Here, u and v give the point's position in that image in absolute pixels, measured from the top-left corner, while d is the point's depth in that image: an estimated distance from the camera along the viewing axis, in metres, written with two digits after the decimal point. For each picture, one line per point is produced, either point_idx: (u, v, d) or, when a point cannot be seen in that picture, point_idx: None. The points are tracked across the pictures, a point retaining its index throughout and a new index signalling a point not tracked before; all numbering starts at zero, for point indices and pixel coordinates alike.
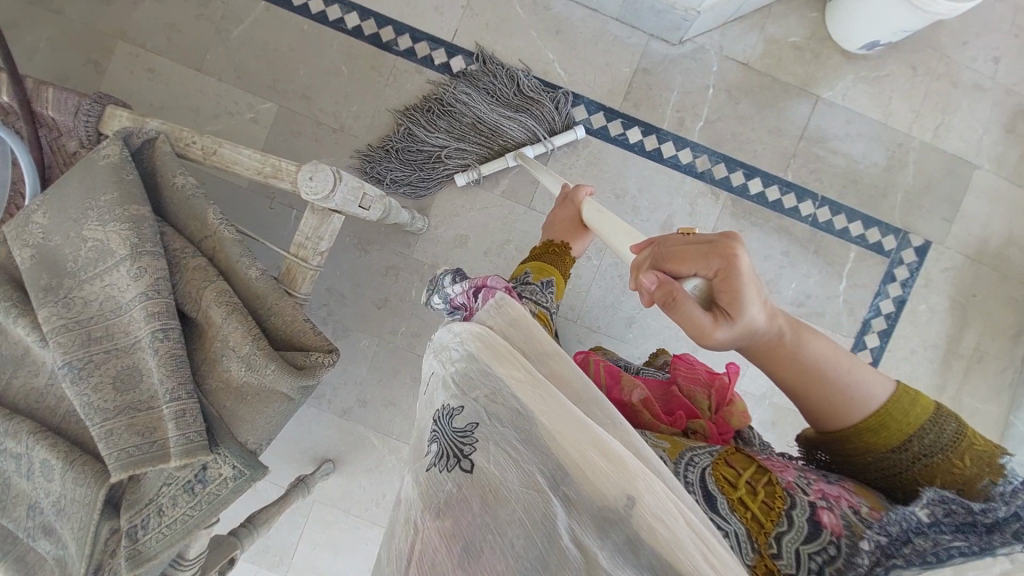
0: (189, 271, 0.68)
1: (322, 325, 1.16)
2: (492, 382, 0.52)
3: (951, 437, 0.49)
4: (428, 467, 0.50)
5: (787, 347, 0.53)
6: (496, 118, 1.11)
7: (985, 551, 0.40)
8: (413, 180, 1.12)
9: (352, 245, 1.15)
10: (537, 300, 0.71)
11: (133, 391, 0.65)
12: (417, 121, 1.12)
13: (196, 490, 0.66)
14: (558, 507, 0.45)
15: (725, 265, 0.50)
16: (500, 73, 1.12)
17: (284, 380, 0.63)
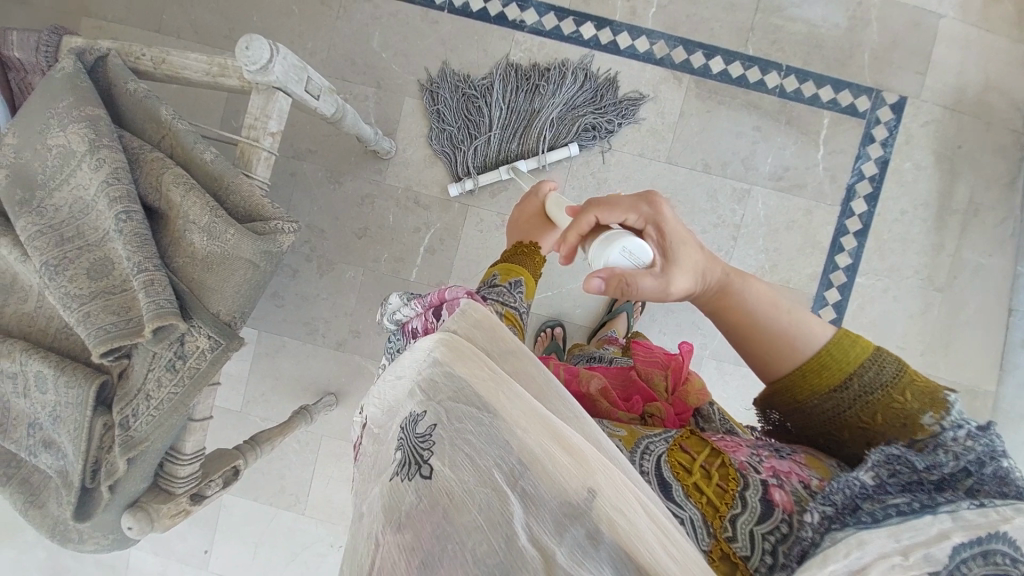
0: (148, 164, 0.71)
1: (307, 261, 1.19)
2: (452, 380, 0.47)
3: (891, 375, 0.50)
4: (391, 476, 0.43)
5: (723, 293, 0.57)
6: (545, 122, 1.14)
7: (926, 510, 0.40)
8: (448, 120, 1.15)
9: (324, 179, 1.18)
10: (505, 302, 0.68)
11: (106, 277, 0.68)
12: (507, 79, 1.15)
13: (177, 367, 0.68)
14: (516, 503, 0.40)
15: (655, 218, 0.57)
16: (601, 94, 1.14)
17: (246, 242, 0.66)
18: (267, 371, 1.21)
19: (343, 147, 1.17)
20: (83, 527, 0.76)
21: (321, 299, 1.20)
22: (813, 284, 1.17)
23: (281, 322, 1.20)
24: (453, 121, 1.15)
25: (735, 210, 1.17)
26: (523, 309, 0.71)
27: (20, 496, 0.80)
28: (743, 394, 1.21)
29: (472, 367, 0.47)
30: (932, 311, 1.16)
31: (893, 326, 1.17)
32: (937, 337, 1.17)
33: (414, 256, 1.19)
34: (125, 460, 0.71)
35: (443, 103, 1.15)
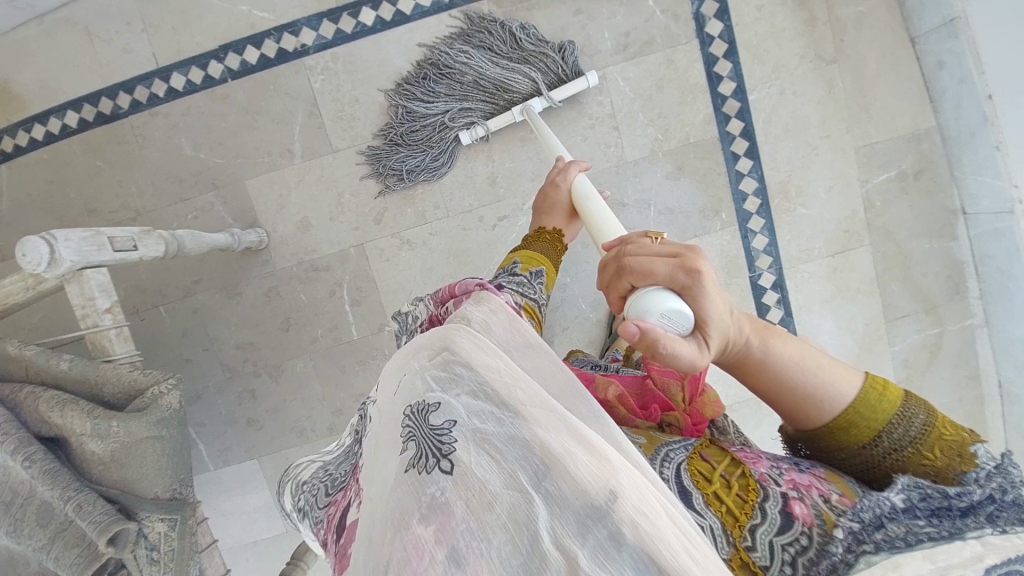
0: (19, 403, 0.70)
1: (258, 376, 1.18)
2: (468, 383, 0.47)
3: (919, 429, 0.48)
4: (406, 466, 0.44)
5: (752, 353, 0.51)
6: (495, 70, 1.05)
7: (955, 536, 0.41)
8: (427, 155, 1.10)
9: (224, 296, 1.15)
10: (525, 292, 0.65)
11: (52, 520, 0.67)
12: (412, 96, 1.08)
13: (155, 559, 0.69)
14: (538, 503, 0.40)
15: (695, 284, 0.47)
16: (495, 28, 1.05)
17: (135, 422, 0.65)
18: None
19: (223, 259, 1.14)
20: None
21: (291, 400, 1.20)
22: (712, 126, 1.11)
23: (271, 440, 1.21)
24: (428, 151, 1.09)
25: (601, 101, 1.10)
26: (541, 300, 0.67)
27: None
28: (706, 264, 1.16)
29: (494, 368, 0.48)
30: (836, 85, 1.10)
31: (808, 121, 1.11)
32: (854, 106, 1.11)
33: (345, 317, 1.17)
34: None
35: (403, 162, 1.10)
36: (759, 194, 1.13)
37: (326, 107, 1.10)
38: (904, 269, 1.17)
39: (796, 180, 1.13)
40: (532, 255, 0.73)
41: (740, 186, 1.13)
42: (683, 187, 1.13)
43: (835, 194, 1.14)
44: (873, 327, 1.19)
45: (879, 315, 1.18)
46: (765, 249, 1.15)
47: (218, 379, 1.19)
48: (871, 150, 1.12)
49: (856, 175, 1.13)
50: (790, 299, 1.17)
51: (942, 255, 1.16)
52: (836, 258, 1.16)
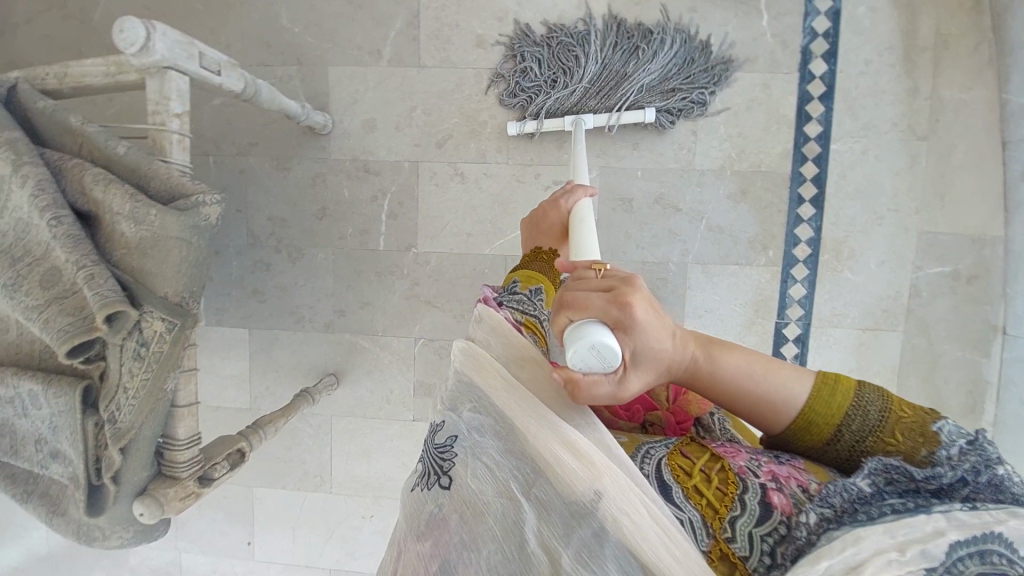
0: (70, 173, 0.72)
1: (277, 253, 1.21)
2: (471, 395, 0.50)
3: (877, 417, 0.49)
4: (413, 485, 0.48)
5: (700, 364, 0.51)
6: (651, 80, 1.08)
7: (919, 510, 0.41)
8: (538, 75, 1.10)
9: (272, 167, 1.18)
10: (524, 309, 0.59)
11: (57, 285, 0.70)
12: (600, 32, 1.09)
13: (143, 353, 0.71)
14: (527, 507, 0.45)
15: (626, 318, 0.45)
16: (705, 61, 1.08)
17: (170, 218, 0.67)
18: (267, 365, 1.25)
19: (281, 134, 1.17)
20: (103, 518, 0.82)
21: (301, 286, 1.22)
22: (787, 162, 1.10)
23: (269, 317, 1.23)
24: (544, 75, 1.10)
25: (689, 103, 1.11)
26: (546, 317, 0.61)
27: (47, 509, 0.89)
28: (737, 294, 1.15)
29: (490, 382, 0.50)
30: (919, 163, 1.09)
31: (880, 189, 1.10)
32: (928, 190, 1.09)
33: (377, 225, 1.19)
34: (119, 450, 0.75)
35: (526, 62, 1.10)
36: (811, 244, 1.12)
37: (427, 23, 1.12)
38: (928, 367, 1.14)
39: (851, 243, 1.12)
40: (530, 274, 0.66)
41: (795, 230, 1.12)
42: (740, 212, 1.12)
43: (885, 269, 1.12)
44: None
45: None
46: (800, 300, 1.14)
47: (240, 243, 1.22)
48: (933, 238, 1.11)
49: (911, 258, 1.11)
50: (808, 358, 1.16)
51: (970, 366, 1.13)
52: (866, 333, 1.14)
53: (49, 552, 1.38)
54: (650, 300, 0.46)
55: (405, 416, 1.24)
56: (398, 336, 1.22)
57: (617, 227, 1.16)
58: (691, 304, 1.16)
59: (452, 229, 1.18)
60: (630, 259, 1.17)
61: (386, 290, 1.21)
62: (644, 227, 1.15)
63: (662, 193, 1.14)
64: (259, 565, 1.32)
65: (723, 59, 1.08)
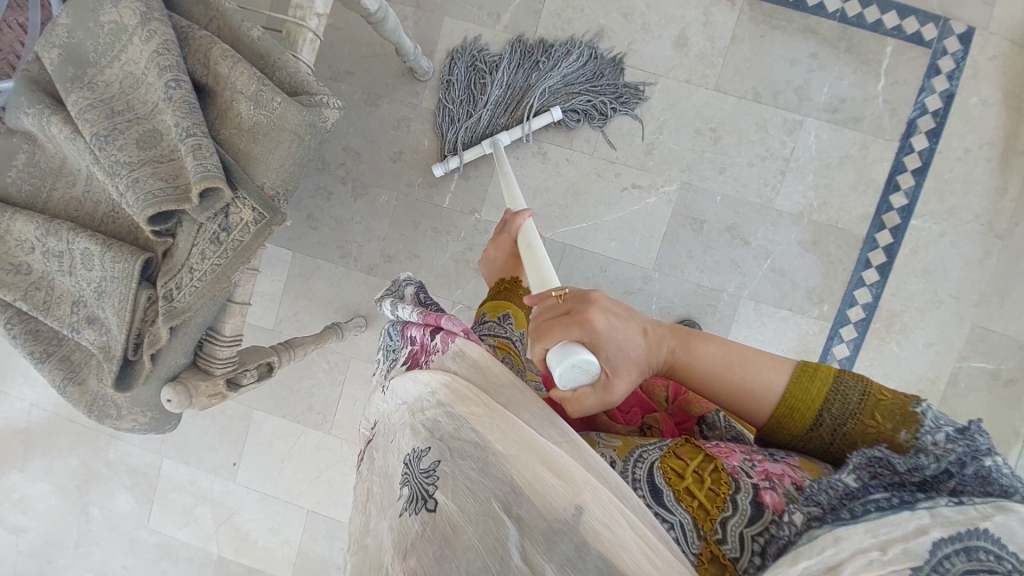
0: (196, 43, 0.71)
1: (342, 183, 1.20)
2: (454, 416, 0.51)
3: (858, 400, 0.52)
4: (397, 511, 0.48)
5: (678, 358, 0.57)
6: (575, 96, 1.11)
7: (905, 507, 0.42)
8: (472, 102, 1.13)
9: (361, 98, 1.17)
10: (497, 334, 0.72)
11: (156, 149, 0.69)
12: (516, 54, 1.12)
13: (222, 238, 0.70)
14: (511, 525, 0.44)
15: (587, 331, 0.54)
16: (608, 72, 1.12)
17: (291, 110, 0.66)
18: (300, 292, 1.23)
19: (381, 69, 1.16)
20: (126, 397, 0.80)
21: (355, 222, 1.21)
22: (864, 225, 1.11)
23: (316, 244, 1.22)
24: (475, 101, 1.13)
25: (785, 143, 1.12)
26: (518, 338, 0.72)
27: (62, 375, 0.85)
28: (782, 338, 1.15)
29: (470, 409, 0.51)
30: (990, 259, 1.10)
31: (946, 273, 1.11)
32: (993, 287, 1.10)
33: (447, 182, 1.18)
34: (168, 329, 0.73)
35: (451, 93, 1.14)
36: (866, 309, 1.13)
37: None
38: None
39: (905, 318, 1.12)
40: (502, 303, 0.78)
41: (854, 292, 1.13)
42: (806, 261, 1.13)
43: (930, 352, 1.13)
44: None
45: None
46: (841, 360, 1.14)
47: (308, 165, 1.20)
48: (985, 334, 1.11)
49: (958, 347, 1.12)
50: None
51: None
52: None
53: (27, 427, 1.34)
54: (603, 312, 0.54)
55: None
56: (438, 296, 1.21)
57: (681, 244, 1.16)
58: (734, 337, 1.16)
59: None
60: (686, 278, 1.16)
61: (438, 248, 1.19)
62: (709, 250, 1.15)
63: (735, 223, 1.14)
64: (237, 489, 1.29)
65: (642, 96, 1.13)
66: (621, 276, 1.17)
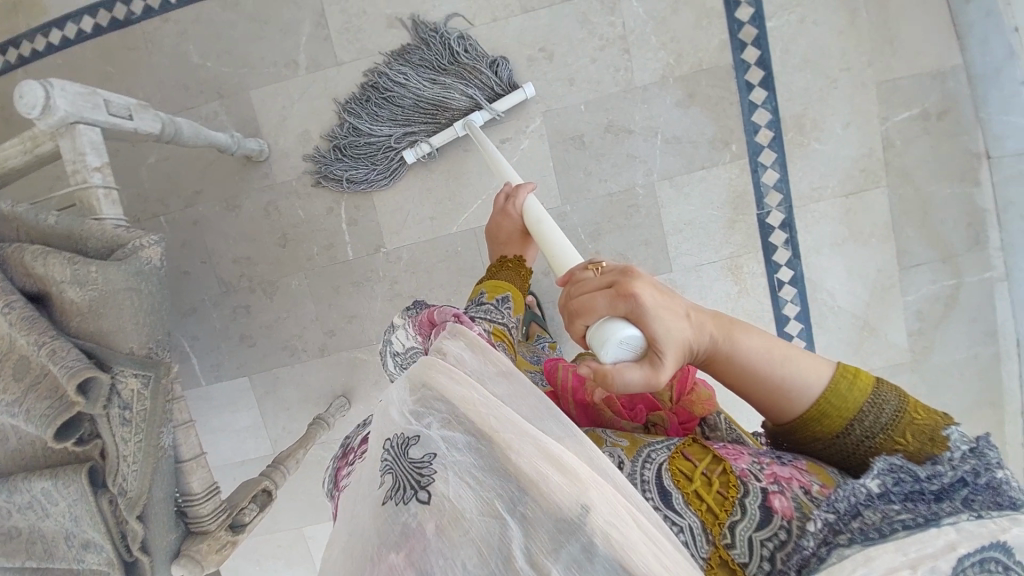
0: (6, 257, 0.70)
1: (252, 292, 1.19)
2: (442, 408, 0.49)
3: (892, 415, 0.51)
4: (383, 499, 0.46)
5: (720, 347, 0.55)
6: (433, 81, 1.06)
7: (930, 523, 0.43)
8: (378, 158, 1.10)
9: (221, 207, 1.16)
10: (492, 319, 0.75)
11: (23, 372, 0.68)
12: (356, 112, 1.10)
13: (128, 415, 0.69)
14: (512, 522, 0.42)
15: (634, 307, 0.51)
16: (426, 46, 1.07)
17: (111, 269, 0.65)
18: (276, 407, 1.23)
19: (223, 171, 1.15)
20: None
21: (283, 319, 1.20)
22: (727, 52, 1.08)
23: (263, 358, 1.21)
24: (380, 156, 1.10)
25: (613, 21, 1.08)
26: (513, 322, 0.77)
27: None
28: (712, 197, 1.13)
29: (467, 398, 0.49)
30: (858, 15, 1.05)
31: (826, 52, 1.07)
32: (876, 39, 1.06)
33: (340, 236, 1.16)
34: (137, 518, 0.73)
35: (351, 174, 1.11)
36: (772, 126, 1.09)
37: (333, 17, 1.09)
38: (921, 216, 1.12)
39: (812, 114, 1.09)
40: (498, 284, 0.82)
41: (753, 117, 1.09)
42: (693, 116, 1.10)
43: (853, 131, 1.09)
44: (887, 274, 1.13)
45: (894, 262, 1.13)
46: (775, 185, 1.11)
47: (213, 294, 1.19)
48: (894, 86, 1.07)
49: (875, 111, 1.08)
50: (799, 240, 1.13)
51: (964, 200, 1.10)
52: (851, 199, 1.11)
53: None
54: (655, 289, 0.52)
55: None
56: None
57: (575, 166, 1.13)
58: (669, 221, 1.14)
59: (414, 218, 1.15)
60: (596, 194, 1.14)
61: (369, 298, 1.18)
62: (602, 157, 1.12)
63: (610, 120, 1.11)
64: None
65: (467, 35, 1.07)
66: None
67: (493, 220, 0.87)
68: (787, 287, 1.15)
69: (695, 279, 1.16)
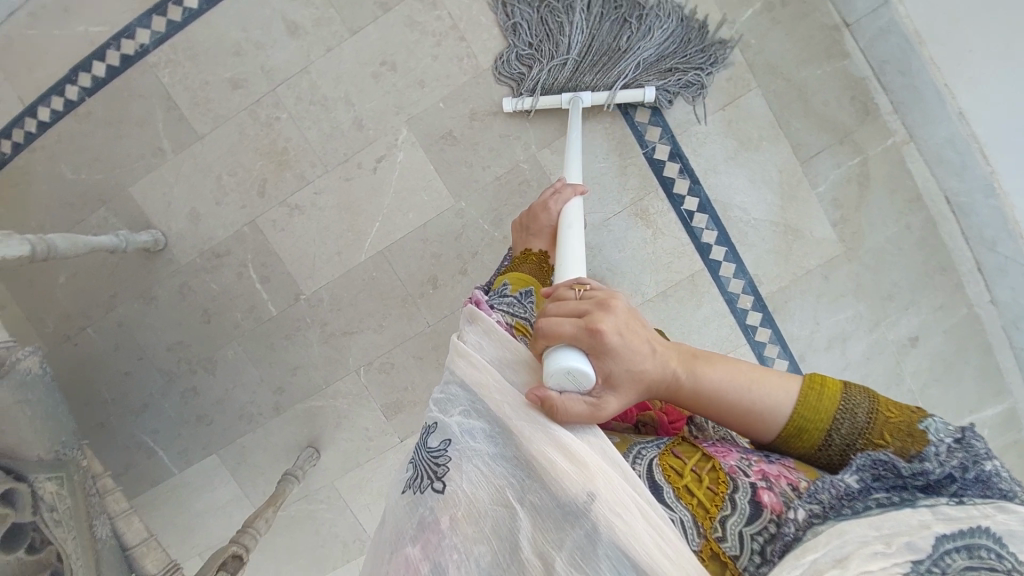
0: None
1: (194, 372, 1.22)
2: (462, 400, 0.58)
3: (866, 419, 0.52)
4: (410, 484, 0.56)
5: (683, 381, 0.56)
6: (629, 64, 1.06)
7: (909, 506, 0.47)
8: (517, 46, 1.08)
9: (139, 302, 1.20)
10: (513, 313, 0.64)
11: None
12: (589, 4, 1.06)
13: (54, 515, 0.74)
14: (521, 512, 0.52)
15: (595, 343, 0.52)
16: (689, 48, 1.07)
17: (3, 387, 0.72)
18: (250, 473, 1.26)
19: (130, 268, 1.19)
20: None
21: (232, 389, 1.23)
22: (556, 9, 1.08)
23: (225, 430, 1.25)
24: (522, 46, 1.08)
25: (438, 15, 1.09)
26: (534, 317, 0.66)
27: None
28: (594, 151, 1.13)
29: (484, 384, 0.57)
30: None
31: None
32: None
33: (259, 296, 1.19)
34: None
35: (516, 22, 1.08)
36: None
37: (181, 97, 1.13)
38: (802, 104, 1.10)
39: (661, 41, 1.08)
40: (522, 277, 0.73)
41: None
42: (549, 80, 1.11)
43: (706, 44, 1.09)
44: (790, 172, 1.12)
45: (792, 158, 1.11)
46: (651, 121, 1.11)
47: (159, 385, 1.23)
48: None
49: (720, 19, 1.08)
50: (693, 165, 1.12)
51: (840, 75, 1.09)
52: (728, 110, 1.10)
53: None
54: (619, 322, 0.53)
55: (393, 441, 1.24)
56: (341, 377, 1.22)
57: (456, 160, 1.14)
58: None
59: (322, 258, 1.17)
60: (485, 181, 1.14)
61: (305, 345, 1.20)
62: (477, 145, 1.13)
63: (472, 108, 1.12)
64: None
65: (705, 89, 1.09)
66: (443, 228, 1.16)
67: (534, 211, 0.86)
68: (697, 215, 1.14)
69: (606, 233, 1.15)
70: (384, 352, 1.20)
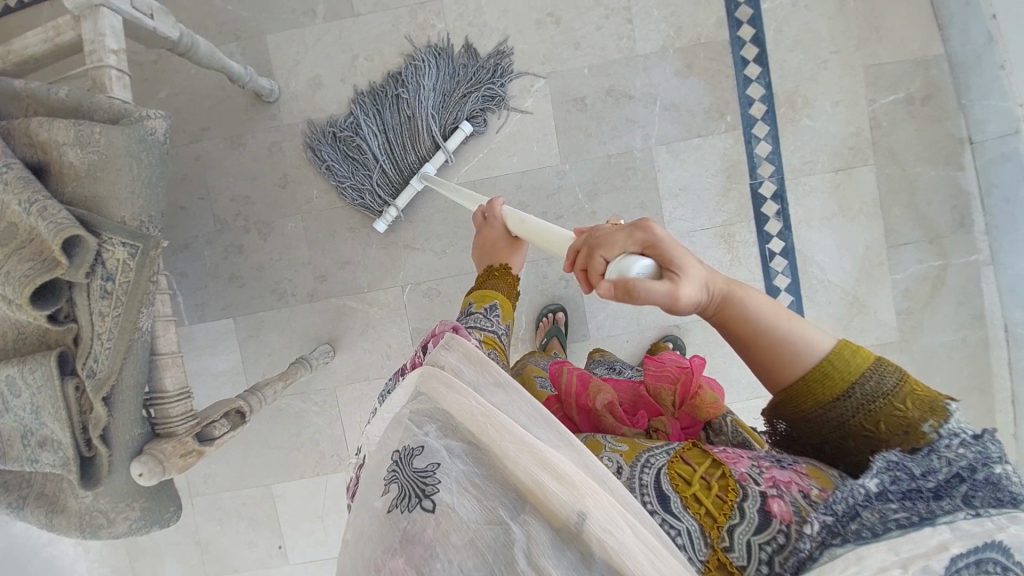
0: (14, 126, 0.70)
1: (248, 232, 1.20)
2: (441, 417, 0.44)
3: (893, 384, 0.46)
4: (389, 508, 0.40)
5: (728, 298, 0.49)
6: (421, 121, 1.13)
7: (924, 522, 0.38)
8: (354, 170, 1.15)
9: (225, 144, 1.18)
10: (483, 329, 0.64)
11: (10, 237, 0.66)
12: (365, 104, 1.15)
13: (109, 286, 0.71)
14: (515, 529, 0.38)
15: (651, 238, 0.46)
16: (461, 74, 1.14)
17: (119, 132, 0.68)
18: (257, 350, 1.22)
19: (231, 110, 1.18)
20: (95, 494, 0.78)
21: (276, 261, 1.20)
22: (723, 30, 1.14)
23: (251, 298, 1.21)
24: (354, 168, 1.15)
25: None
26: (503, 332, 0.66)
27: (44, 508, 0.83)
28: (707, 164, 1.16)
29: (466, 404, 0.44)
30: (847, 3, 1.12)
31: (817, 35, 1.13)
32: (863, 25, 1.12)
33: None
34: (102, 400, 0.73)
35: (344, 178, 1.15)
36: (765, 101, 1.14)
37: None
38: (907, 195, 1.14)
39: (803, 91, 1.14)
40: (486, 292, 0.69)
41: (747, 91, 1.14)
42: (690, 85, 1.15)
43: (842, 109, 1.14)
44: (875, 251, 1.16)
45: (882, 239, 1.15)
46: (768, 156, 1.15)
47: (208, 232, 1.20)
48: (879, 70, 1.13)
49: (863, 94, 1.13)
50: (790, 211, 1.16)
51: (949, 184, 1.13)
52: (840, 174, 1.15)
53: None
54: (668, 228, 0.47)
55: None
56: (384, 288, 1.20)
57: (576, 128, 1.17)
58: (666, 185, 1.17)
59: None
60: (595, 155, 1.17)
61: (364, 244, 1.19)
62: (602, 121, 1.16)
63: (611, 85, 1.16)
64: (295, 569, 1.26)
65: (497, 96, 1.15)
66: (539, 184, 1.18)
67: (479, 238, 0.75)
68: (778, 258, 1.17)
69: (689, 244, 1.18)
70: (437, 277, 1.19)
